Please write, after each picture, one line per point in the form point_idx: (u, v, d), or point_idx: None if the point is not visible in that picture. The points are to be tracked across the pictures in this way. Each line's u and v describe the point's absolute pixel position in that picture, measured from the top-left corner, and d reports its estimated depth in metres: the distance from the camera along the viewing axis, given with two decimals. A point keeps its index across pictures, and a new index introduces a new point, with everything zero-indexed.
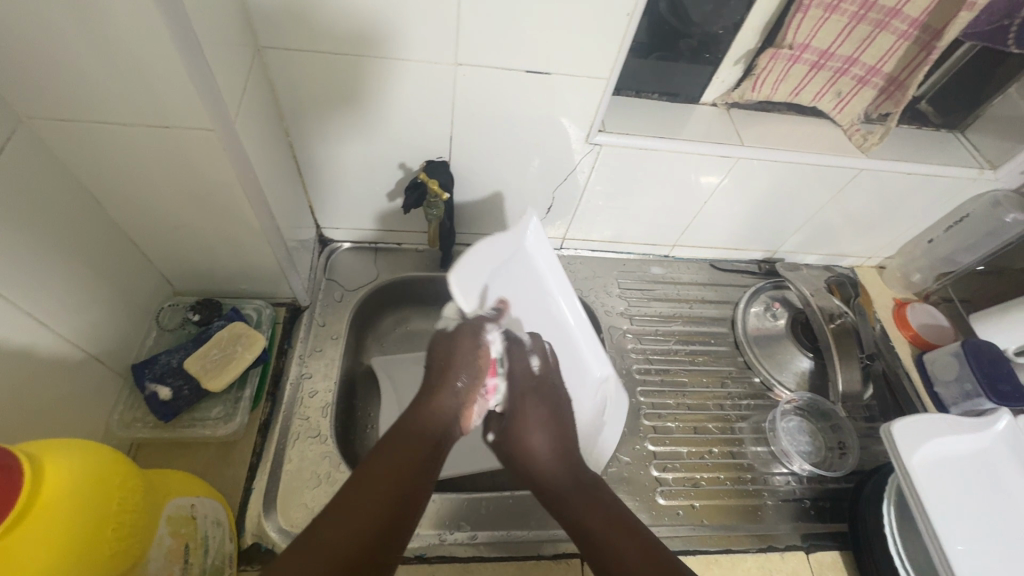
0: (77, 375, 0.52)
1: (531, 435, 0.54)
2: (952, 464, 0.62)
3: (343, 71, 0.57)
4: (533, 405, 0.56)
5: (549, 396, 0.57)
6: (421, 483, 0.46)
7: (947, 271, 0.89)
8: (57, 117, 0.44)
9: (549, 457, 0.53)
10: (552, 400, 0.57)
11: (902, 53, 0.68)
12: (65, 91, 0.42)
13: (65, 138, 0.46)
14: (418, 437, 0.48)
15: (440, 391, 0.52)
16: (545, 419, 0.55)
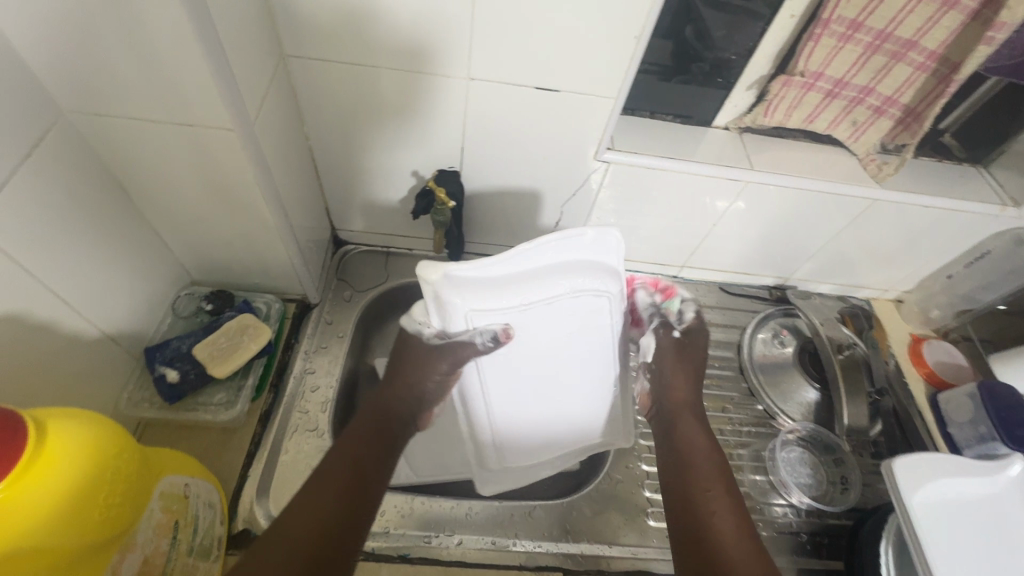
0: (92, 352, 0.55)
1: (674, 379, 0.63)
2: (957, 508, 0.59)
3: (362, 82, 0.60)
4: (682, 363, 0.64)
5: (694, 358, 0.64)
6: (371, 478, 0.50)
7: (967, 308, 0.87)
8: (95, 112, 0.47)
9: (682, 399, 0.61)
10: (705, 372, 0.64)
11: (919, 85, 0.67)
12: (103, 89, 0.45)
13: (101, 131, 0.49)
14: (376, 435, 0.54)
15: (396, 392, 0.60)
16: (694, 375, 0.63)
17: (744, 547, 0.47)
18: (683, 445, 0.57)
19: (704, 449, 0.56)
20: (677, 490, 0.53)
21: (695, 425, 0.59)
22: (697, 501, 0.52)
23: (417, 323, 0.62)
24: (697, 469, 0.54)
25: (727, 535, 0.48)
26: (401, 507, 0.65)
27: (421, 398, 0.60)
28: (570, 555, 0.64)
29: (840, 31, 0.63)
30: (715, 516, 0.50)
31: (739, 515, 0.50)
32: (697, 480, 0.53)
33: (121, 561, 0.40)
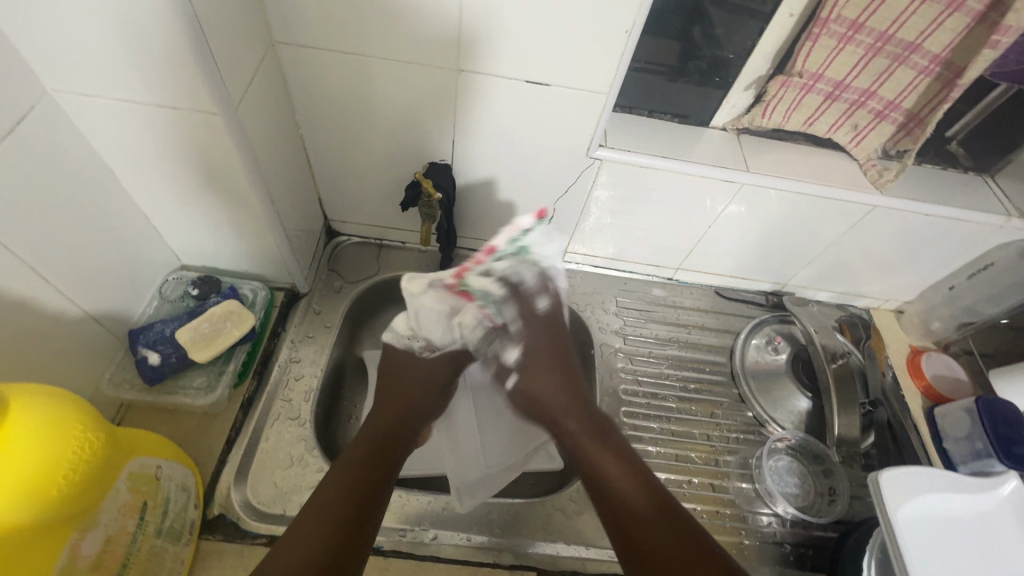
0: (74, 332, 0.55)
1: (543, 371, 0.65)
2: (944, 525, 0.58)
3: (352, 71, 0.60)
4: (538, 342, 0.66)
5: (552, 331, 0.67)
6: (370, 497, 0.52)
7: (969, 321, 0.84)
8: (79, 92, 0.48)
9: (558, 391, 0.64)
10: (563, 346, 0.67)
11: (922, 90, 0.66)
12: (87, 70, 0.46)
13: (86, 112, 0.50)
14: (377, 455, 0.56)
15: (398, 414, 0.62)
16: (555, 370, 0.65)
17: (675, 540, 0.48)
18: (590, 454, 0.57)
19: (608, 447, 0.57)
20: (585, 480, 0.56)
21: (591, 426, 0.60)
22: (620, 509, 0.52)
23: (405, 339, 0.69)
24: (609, 475, 0.55)
25: (657, 533, 0.49)
26: None
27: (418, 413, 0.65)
28: (546, 556, 0.64)
29: (840, 31, 0.61)
30: (640, 516, 0.51)
31: (661, 504, 0.52)
32: (613, 489, 0.54)
33: (81, 540, 0.41)
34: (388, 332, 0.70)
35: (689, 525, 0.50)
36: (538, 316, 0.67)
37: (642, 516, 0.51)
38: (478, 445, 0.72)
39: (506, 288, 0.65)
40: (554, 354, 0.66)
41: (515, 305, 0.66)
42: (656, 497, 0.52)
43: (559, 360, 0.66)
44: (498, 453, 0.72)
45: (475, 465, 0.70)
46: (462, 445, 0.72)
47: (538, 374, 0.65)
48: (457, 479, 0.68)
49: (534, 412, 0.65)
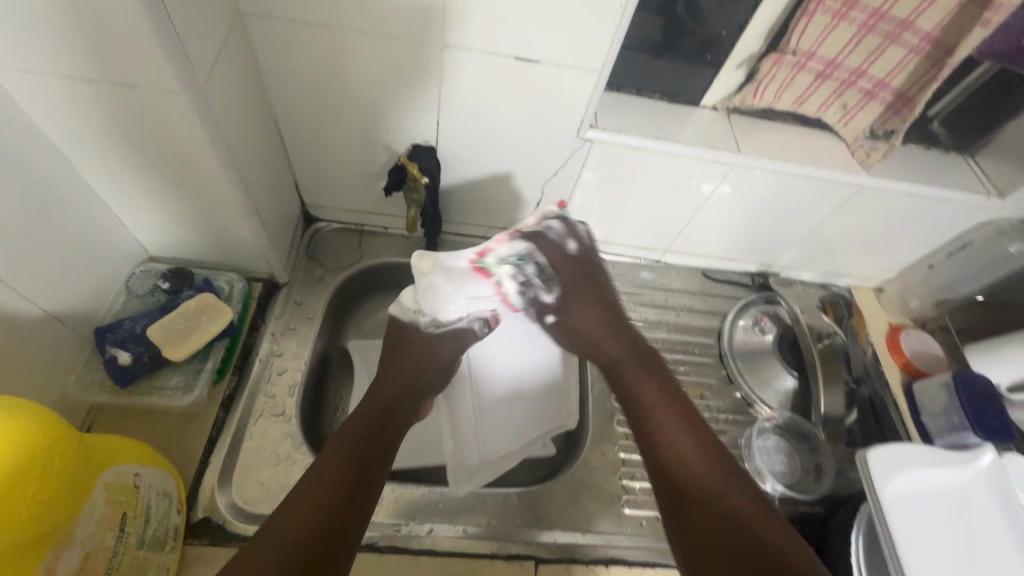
0: (35, 333, 0.51)
1: (583, 312, 0.64)
2: (929, 499, 0.59)
3: (328, 46, 0.56)
4: (583, 282, 0.64)
5: (589, 271, 0.65)
6: (370, 475, 0.50)
7: (946, 299, 0.86)
8: (22, 69, 0.43)
9: (602, 330, 0.63)
10: (607, 283, 0.66)
11: (912, 68, 0.65)
12: (30, 44, 0.41)
13: (31, 91, 0.45)
14: (378, 431, 0.54)
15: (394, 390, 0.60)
16: (601, 303, 0.64)
17: (721, 477, 0.50)
18: (637, 385, 0.59)
19: (656, 382, 0.59)
20: (632, 413, 0.58)
21: (637, 360, 0.61)
22: (662, 440, 0.54)
23: (411, 312, 0.64)
24: (654, 408, 0.57)
25: (702, 472, 0.51)
26: None
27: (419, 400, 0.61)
28: (543, 544, 0.64)
29: (834, 7, 0.60)
30: (686, 457, 0.52)
31: (709, 443, 0.53)
32: (657, 421, 0.56)
33: (56, 559, 0.38)
34: (396, 304, 0.65)
35: (733, 463, 0.51)
36: (572, 257, 0.64)
37: (685, 451, 0.52)
38: (477, 430, 0.67)
39: (533, 242, 0.61)
40: (602, 290, 0.65)
41: (541, 254, 0.61)
42: (702, 437, 0.53)
43: (610, 296, 0.66)
44: (500, 441, 0.68)
45: (477, 453, 0.66)
46: (460, 430, 0.67)
47: (582, 306, 0.64)
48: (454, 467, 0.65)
49: (573, 345, 0.66)
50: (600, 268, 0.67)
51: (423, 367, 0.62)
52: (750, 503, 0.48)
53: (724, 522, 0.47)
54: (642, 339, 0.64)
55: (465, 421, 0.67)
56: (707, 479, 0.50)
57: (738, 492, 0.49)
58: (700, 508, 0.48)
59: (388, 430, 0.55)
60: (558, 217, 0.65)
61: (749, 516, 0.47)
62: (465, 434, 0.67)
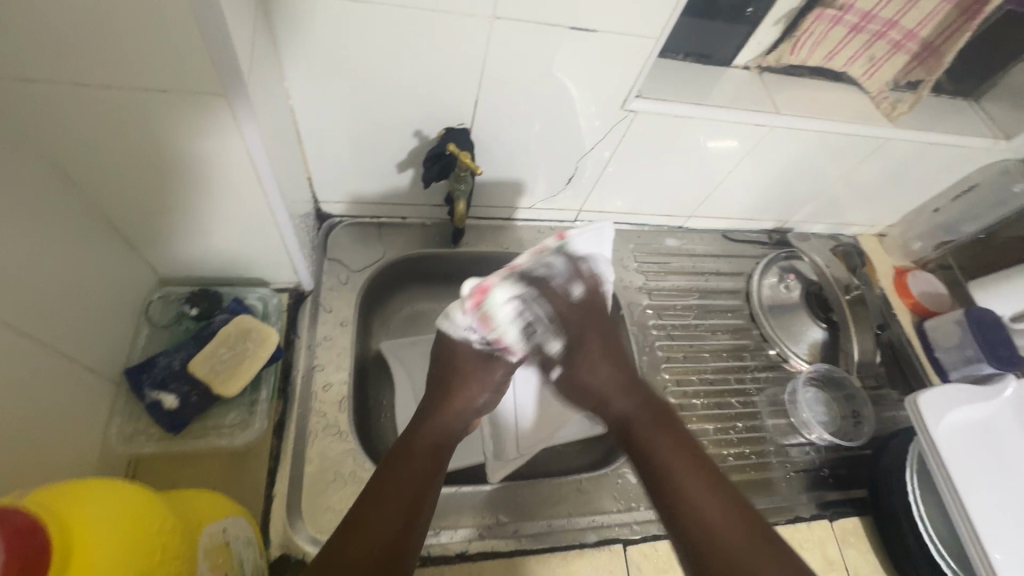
0: (66, 383, 0.45)
1: (594, 366, 0.61)
2: (968, 430, 0.64)
3: (359, 22, 0.49)
4: (590, 336, 0.62)
5: (597, 322, 0.63)
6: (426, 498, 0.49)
7: (947, 239, 0.91)
8: (27, 77, 0.36)
9: (611, 388, 0.60)
10: (614, 335, 0.64)
11: (942, 17, 0.66)
12: (40, 42, 0.34)
13: (37, 105, 0.38)
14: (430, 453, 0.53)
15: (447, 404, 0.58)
16: (608, 353, 0.61)
17: (761, 564, 0.45)
18: (654, 447, 0.54)
19: (674, 442, 0.55)
20: (647, 474, 0.54)
21: (648, 414, 0.57)
22: (695, 518, 0.49)
23: (462, 331, 0.60)
24: (677, 474, 0.52)
25: (729, 540, 0.47)
26: (447, 506, 0.60)
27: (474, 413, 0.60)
28: (625, 524, 0.62)
29: None
30: (711, 525, 0.48)
31: (742, 516, 0.49)
32: (681, 491, 0.51)
33: None
34: (444, 317, 0.61)
35: (773, 542, 0.47)
36: (576, 304, 0.61)
37: (717, 529, 0.48)
38: (515, 422, 0.70)
39: (529, 287, 0.57)
40: (607, 338, 0.63)
41: (542, 301, 0.58)
42: (737, 511, 0.49)
43: (614, 344, 0.63)
44: (536, 431, 0.70)
45: (513, 443, 0.69)
46: (500, 423, 0.70)
47: (591, 362, 0.61)
48: (495, 456, 0.68)
49: (582, 401, 0.62)
50: (604, 315, 0.64)
51: (481, 384, 0.61)
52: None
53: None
54: (654, 392, 0.60)
55: (505, 413, 0.71)
56: (747, 566, 0.45)
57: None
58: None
59: (434, 459, 0.52)
60: (557, 253, 0.60)
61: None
62: (503, 426, 0.70)
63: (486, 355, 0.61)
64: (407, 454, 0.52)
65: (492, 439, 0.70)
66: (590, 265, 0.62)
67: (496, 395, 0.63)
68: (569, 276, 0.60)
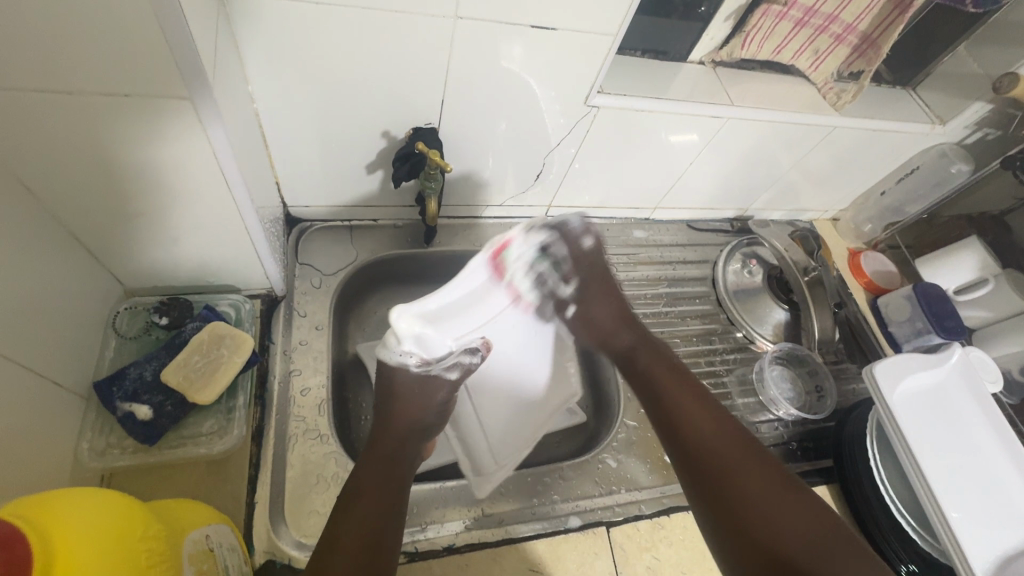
0: (33, 398, 0.44)
1: (597, 305, 0.69)
2: (919, 399, 0.69)
3: (324, 27, 0.50)
4: (596, 282, 0.69)
5: (599, 272, 0.70)
6: (400, 503, 0.50)
7: (895, 221, 0.97)
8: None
9: (611, 321, 0.68)
10: (615, 284, 0.70)
11: (877, 11, 0.70)
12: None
13: None
14: (391, 459, 0.53)
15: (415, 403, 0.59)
16: (605, 295, 0.69)
17: (742, 458, 0.52)
18: (652, 372, 0.61)
19: (666, 363, 0.62)
20: (648, 391, 0.61)
21: (648, 345, 0.65)
22: (686, 422, 0.56)
23: (398, 355, 0.59)
24: (670, 391, 0.59)
25: (722, 449, 0.53)
26: (433, 501, 0.60)
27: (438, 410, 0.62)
28: (607, 507, 0.64)
29: None
30: (705, 437, 0.54)
31: (728, 422, 0.56)
32: (675, 404, 0.58)
33: None
34: (380, 346, 0.60)
35: (753, 444, 0.54)
36: (587, 254, 0.68)
37: (705, 431, 0.55)
38: (483, 431, 0.68)
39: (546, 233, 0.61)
40: (608, 283, 0.69)
41: (561, 248, 0.65)
42: (721, 418, 0.56)
43: (615, 290, 0.70)
44: (506, 438, 0.68)
45: (489, 456, 0.67)
46: (467, 432, 0.69)
47: (601, 297, 0.69)
48: (474, 473, 0.65)
49: (589, 335, 0.70)
50: (607, 263, 0.71)
51: (424, 405, 0.60)
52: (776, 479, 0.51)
53: (748, 507, 0.49)
54: (651, 330, 0.67)
55: (467, 421, 0.69)
56: (728, 458, 0.52)
57: (765, 471, 0.51)
58: (730, 488, 0.51)
59: (399, 467, 0.53)
60: (577, 215, 0.66)
61: (774, 494, 0.50)
62: (471, 437, 0.68)
63: (424, 377, 0.61)
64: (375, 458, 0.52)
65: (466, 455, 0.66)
66: (580, 228, 0.66)
67: (444, 412, 0.63)
68: (585, 229, 0.67)
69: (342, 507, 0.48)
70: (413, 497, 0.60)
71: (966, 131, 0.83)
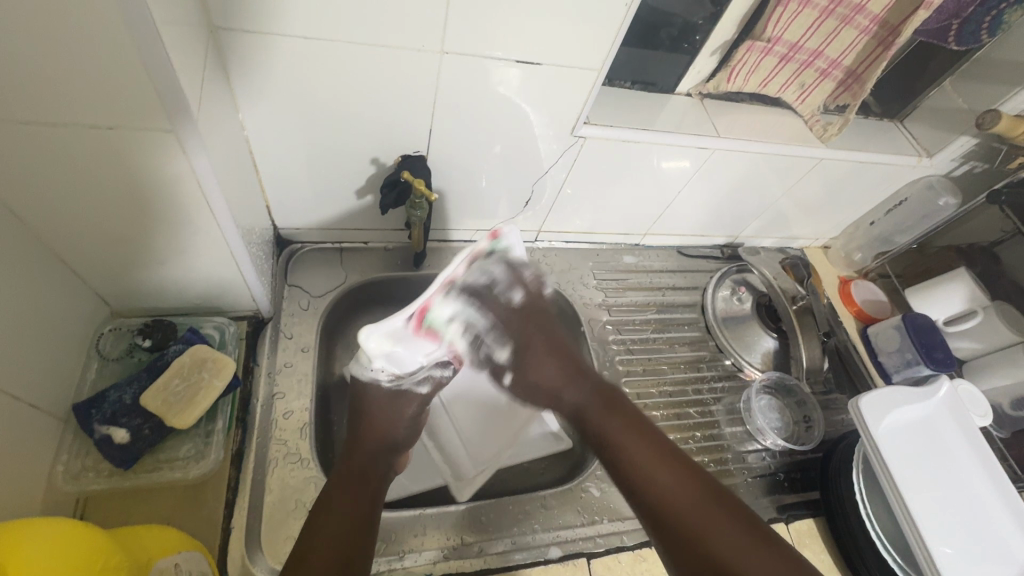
0: (9, 422, 0.44)
1: (540, 367, 0.66)
2: (905, 432, 0.68)
3: (315, 60, 0.51)
4: (533, 331, 0.68)
5: (541, 322, 0.68)
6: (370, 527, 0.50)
7: (885, 250, 0.97)
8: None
9: (557, 381, 0.65)
10: (556, 330, 0.69)
11: (861, 47, 0.71)
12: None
13: None
14: (365, 484, 0.53)
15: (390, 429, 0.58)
16: (550, 348, 0.67)
17: (709, 516, 0.49)
18: (610, 431, 0.58)
19: (622, 420, 0.58)
20: (602, 453, 0.58)
21: (598, 400, 0.61)
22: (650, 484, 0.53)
23: (370, 371, 0.61)
24: (631, 454, 0.55)
25: (687, 510, 0.50)
26: (412, 527, 0.60)
27: (396, 442, 0.60)
28: (589, 538, 0.64)
29: None
30: (670, 495, 0.52)
31: (691, 477, 0.53)
32: (637, 468, 0.54)
33: None
34: (354, 362, 0.62)
35: (722, 494, 0.51)
36: (516, 309, 0.67)
37: (670, 493, 0.52)
38: (463, 443, 0.70)
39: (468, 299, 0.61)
40: (550, 335, 0.68)
41: (478, 311, 0.63)
42: (686, 473, 0.53)
43: (558, 341, 0.68)
44: (485, 449, 0.71)
45: (468, 464, 0.69)
46: (445, 445, 0.70)
47: (537, 364, 0.66)
48: (454, 480, 0.68)
49: (534, 399, 0.68)
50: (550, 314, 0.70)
51: (394, 419, 0.61)
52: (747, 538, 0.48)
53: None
54: (597, 377, 0.65)
55: (445, 432, 0.71)
56: (695, 518, 0.50)
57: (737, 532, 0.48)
58: (703, 554, 0.48)
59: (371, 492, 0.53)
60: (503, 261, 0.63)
61: (751, 553, 0.47)
62: (451, 448, 0.70)
63: (395, 392, 0.62)
64: (351, 486, 0.52)
65: (446, 465, 0.69)
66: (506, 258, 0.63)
67: (415, 426, 0.63)
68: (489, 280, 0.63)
69: (312, 530, 0.47)
70: (391, 524, 0.59)
71: (953, 164, 0.84)
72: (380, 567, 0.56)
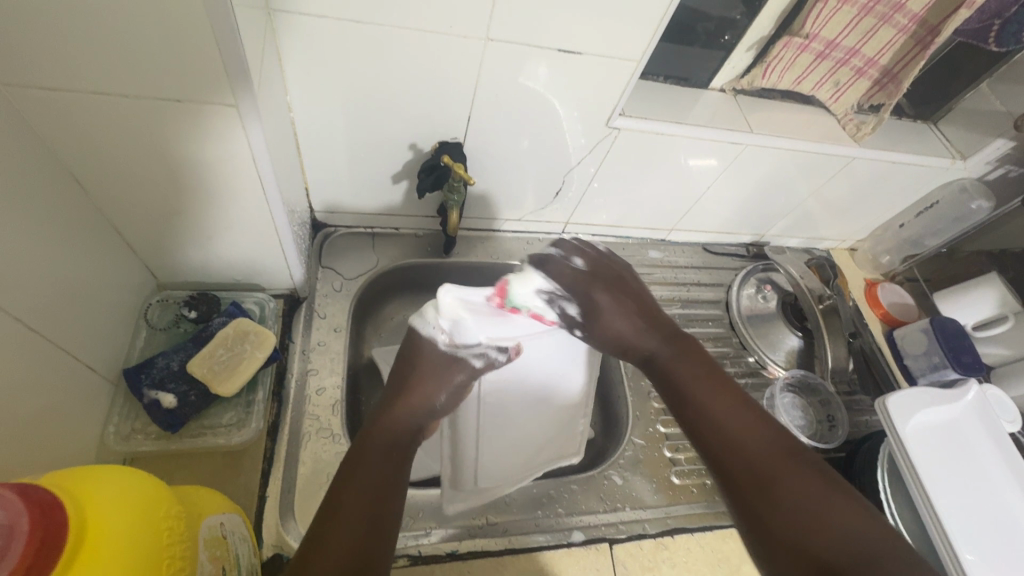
0: (66, 381, 0.46)
1: (613, 321, 0.61)
2: (932, 432, 0.68)
3: (364, 43, 0.53)
4: (602, 293, 0.61)
5: (606, 274, 0.63)
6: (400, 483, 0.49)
7: (914, 254, 0.96)
8: (48, 86, 0.38)
9: (631, 333, 0.60)
10: (631, 288, 0.63)
11: (898, 46, 0.71)
12: (68, 56, 0.37)
13: (54, 110, 0.40)
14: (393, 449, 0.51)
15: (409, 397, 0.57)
16: (624, 306, 0.61)
17: (785, 467, 0.47)
18: (679, 379, 0.56)
19: (696, 367, 0.57)
20: (675, 399, 0.56)
21: (671, 347, 0.59)
22: (716, 427, 0.52)
23: (430, 326, 0.62)
24: (705, 397, 0.54)
25: (756, 453, 0.49)
26: (438, 505, 0.61)
27: (432, 410, 0.59)
28: (611, 524, 0.64)
29: None
30: (740, 441, 0.50)
31: (764, 424, 0.51)
32: (710, 413, 0.53)
33: None
34: (416, 316, 0.64)
35: (795, 446, 0.49)
36: (584, 274, 0.62)
37: (744, 443, 0.50)
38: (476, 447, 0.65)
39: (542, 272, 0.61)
40: (627, 294, 0.62)
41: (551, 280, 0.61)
42: (761, 421, 0.51)
43: (633, 298, 0.62)
44: (506, 455, 0.66)
45: (474, 468, 0.64)
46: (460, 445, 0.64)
47: (609, 318, 0.61)
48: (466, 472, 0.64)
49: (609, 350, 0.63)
50: (620, 266, 0.65)
51: (439, 383, 0.60)
52: (822, 484, 0.46)
53: (792, 513, 0.45)
54: (673, 326, 0.61)
55: (467, 426, 0.65)
56: (765, 464, 0.48)
57: (809, 478, 0.47)
58: (772, 499, 0.46)
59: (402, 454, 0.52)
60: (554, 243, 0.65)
61: (820, 498, 0.45)
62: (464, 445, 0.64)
63: (450, 356, 0.62)
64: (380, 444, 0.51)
65: (449, 462, 0.63)
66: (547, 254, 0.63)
67: (456, 396, 0.62)
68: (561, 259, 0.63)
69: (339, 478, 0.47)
70: (419, 501, 0.61)
71: (987, 168, 0.84)
72: (408, 542, 0.58)
